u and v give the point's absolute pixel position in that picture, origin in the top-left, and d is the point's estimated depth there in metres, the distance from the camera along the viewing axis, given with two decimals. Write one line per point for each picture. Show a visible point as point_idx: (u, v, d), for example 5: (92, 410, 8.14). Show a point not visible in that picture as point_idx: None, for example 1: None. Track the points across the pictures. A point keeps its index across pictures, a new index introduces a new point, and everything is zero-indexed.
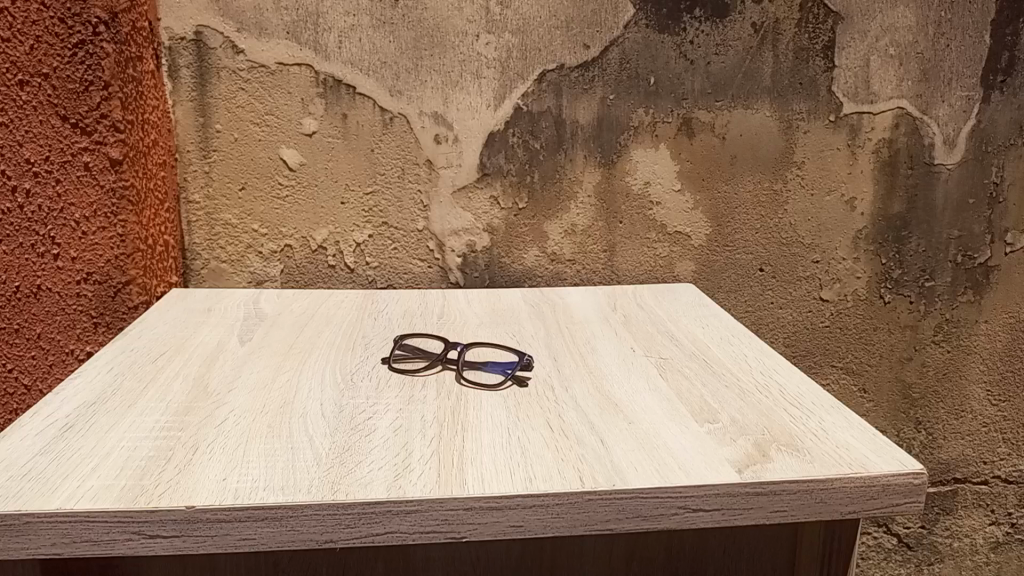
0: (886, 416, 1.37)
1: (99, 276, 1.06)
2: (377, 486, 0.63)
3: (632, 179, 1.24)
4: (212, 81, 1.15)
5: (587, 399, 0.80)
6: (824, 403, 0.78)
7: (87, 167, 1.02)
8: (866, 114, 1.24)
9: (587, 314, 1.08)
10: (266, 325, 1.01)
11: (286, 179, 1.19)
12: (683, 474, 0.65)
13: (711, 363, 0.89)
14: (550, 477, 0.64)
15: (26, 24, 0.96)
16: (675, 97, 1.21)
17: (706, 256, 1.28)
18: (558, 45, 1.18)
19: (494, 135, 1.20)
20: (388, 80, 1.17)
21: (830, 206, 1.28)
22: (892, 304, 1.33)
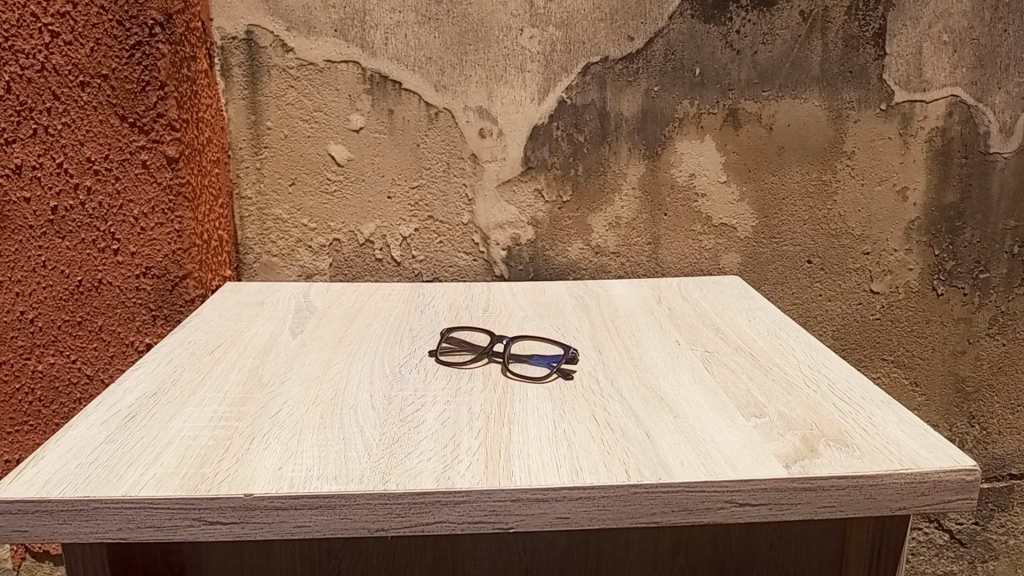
0: (939, 410, 1.34)
1: (157, 270, 1.09)
2: (426, 477, 0.64)
3: (677, 171, 1.23)
4: (263, 79, 1.18)
5: (632, 392, 0.80)
6: (874, 398, 0.77)
7: (144, 165, 1.05)
8: (918, 102, 1.22)
9: (632, 307, 1.08)
10: (315, 318, 1.04)
11: (334, 175, 1.22)
12: (730, 468, 0.65)
13: (758, 357, 0.89)
14: (596, 470, 0.65)
15: (87, 28, 1.00)
16: (721, 87, 1.20)
17: (752, 248, 1.27)
18: (602, 38, 1.18)
19: (539, 128, 1.21)
20: (433, 75, 1.18)
21: (880, 196, 1.25)
22: (946, 296, 1.30)
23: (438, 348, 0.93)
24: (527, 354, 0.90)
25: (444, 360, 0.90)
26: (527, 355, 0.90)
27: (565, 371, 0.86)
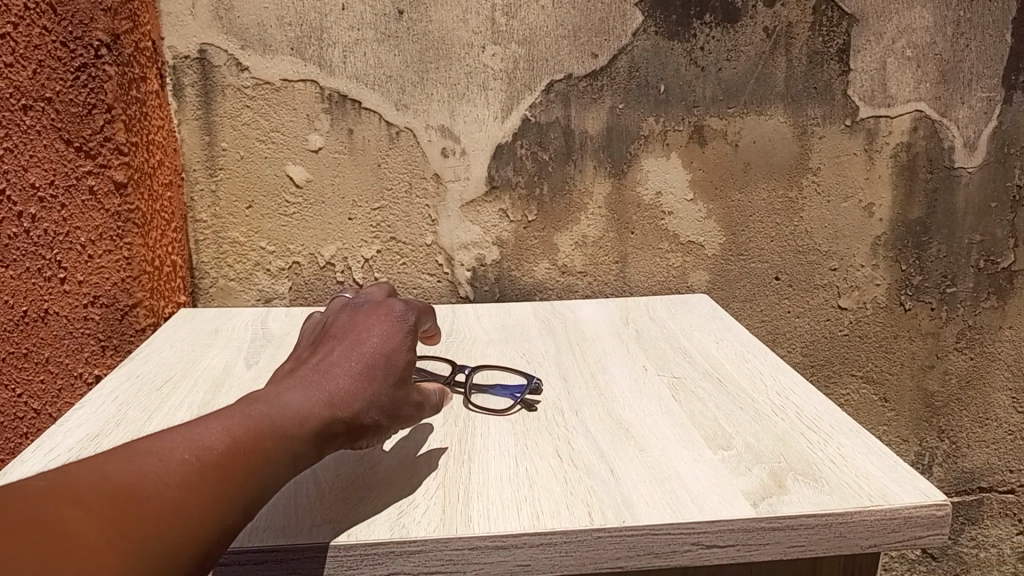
0: (908, 425, 1.34)
1: (106, 299, 1.05)
2: (379, 526, 0.62)
3: (644, 189, 1.22)
4: (217, 99, 1.14)
5: (597, 424, 0.78)
6: (843, 427, 0.76)
7: (91, 191, 1.01)
8: (883, 117, 1.21)
9: (598, 329, 1.06)
10: (272, 347, 1.01)
11: (293, 196, 1.18)
12: (697, 508, 0.63)
13: (726, 382, 0.87)
14: (558, 513, 0.62)
15: (29, 49, 0.95)
16: (686, 104, 1.19)
17: (720, 266, 1.26)
18: (565, 55, 1.16)
19: (502, 147, 1.18)
20: (393, 94, 1.15)
21: (847, 212, 1.24)
22: (913, 311, 1.29)
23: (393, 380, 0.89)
24: (490, 386, 0.87)
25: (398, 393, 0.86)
26: (490, 388, 0.87)
27: (529, 406, 0.82)
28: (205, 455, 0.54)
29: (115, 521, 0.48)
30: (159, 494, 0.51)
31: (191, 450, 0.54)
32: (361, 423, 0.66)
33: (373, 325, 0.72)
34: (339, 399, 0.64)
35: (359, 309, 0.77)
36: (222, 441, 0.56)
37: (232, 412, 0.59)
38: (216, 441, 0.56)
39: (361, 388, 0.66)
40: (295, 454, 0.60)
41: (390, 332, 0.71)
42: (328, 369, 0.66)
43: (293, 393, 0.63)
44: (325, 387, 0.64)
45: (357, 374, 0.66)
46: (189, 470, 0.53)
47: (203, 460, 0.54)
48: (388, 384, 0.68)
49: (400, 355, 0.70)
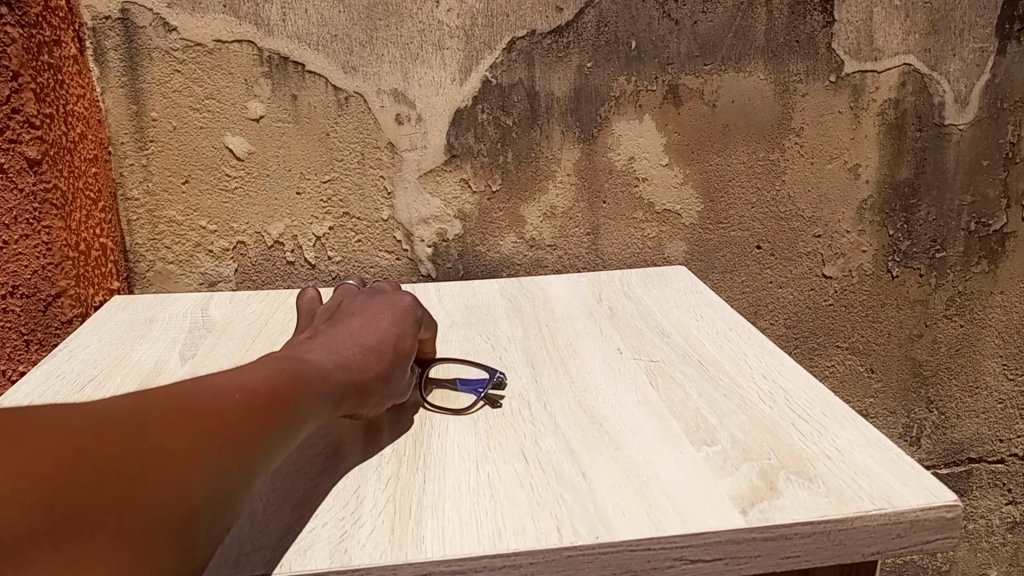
0: (896, 397, 1.28)
1: (26, 289, 0.94)
2: (318, 552, 0.54)
3: (616, 154, 1.13)
4: (144, 63, 1.03)
5: (567, 419, 0.70)
6: (837, 415, 0.69)
7: (2, 169, 0.90)
8: (870, 72, 1.13)
9: (569, 307, 0.97)
10: (213, 337, 0.91)
11: (234, 170, 1.08)
12: (679, 518, 0.55)
13: (707, 365, 0.80)
14: (523, 529, 0.55)
15: None
16: (659, 61, 1.10)
17: (698, 235, 1.18)
18: (527, 9, 1.06)
19: (461, 111, 1.09)
20: (340, 55, 1.05)
21: (831, 174, 1.17)
22: (901, 278, 1.23)
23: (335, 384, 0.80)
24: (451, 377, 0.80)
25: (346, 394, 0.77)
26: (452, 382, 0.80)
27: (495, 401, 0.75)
28: (258, 392, 0.56)
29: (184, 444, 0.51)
30: (220, 424, 0.53)
31: (242, 390, 0.55)
32: (369, 390, 0.67)
33: (385, 311, 0.75)
34: (362, 364, 0.67)
35: (368, 296, 0.79)
36: (276, 384, 0.58)
37: (271, 363, 0.61)
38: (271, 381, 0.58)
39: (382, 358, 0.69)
40: (328, 407, 0.62)
41: (399, 318, 0.75)
42: (351, 339, 0.69)
43: (319, 353, 0.65)
44: (344, 353, 0.67)
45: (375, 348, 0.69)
46: (246, 405, 0.55)
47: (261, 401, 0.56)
48: (397, 362, 0.71)
49: (407, 342, 0.73)
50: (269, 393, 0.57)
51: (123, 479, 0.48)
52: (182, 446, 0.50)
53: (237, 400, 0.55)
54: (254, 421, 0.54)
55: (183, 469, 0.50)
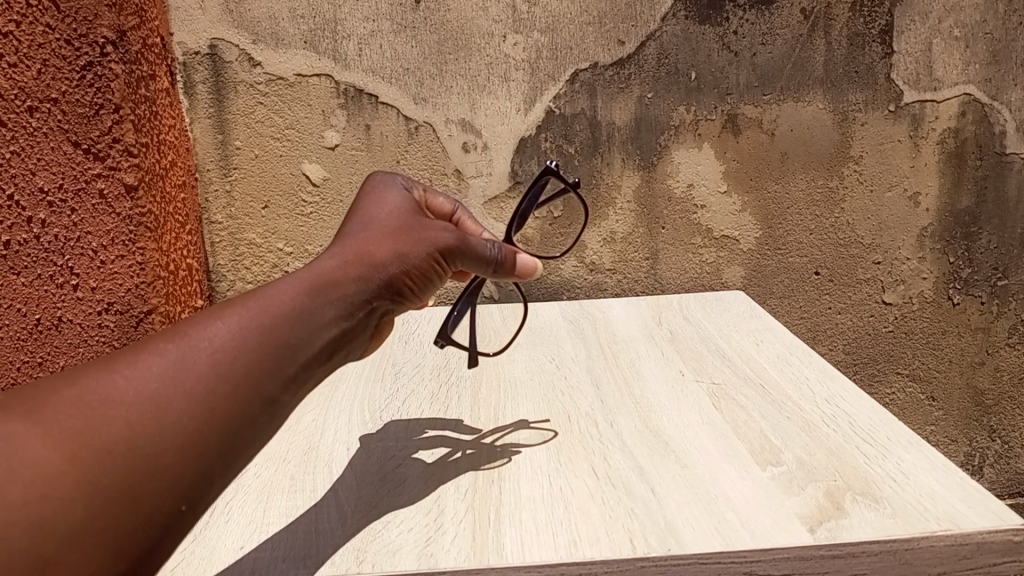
0: (957, 425, 1.28)
1: (120, 305, 1.00)
2: (405, 555, 0.58)
3: (675, 182, 1.16)
4: (230, 96, 1.10)
5: (634, 437, 0.73)
6: (903, 439, 0.70)
7: (102, 195, 0.95)
8: (929, 102, 1.14)
9: (631, 330, 1.00)
10: None
11: (310, 196, 1.14)
12: (749, 534, 0.57)
13: (769, 388, 0.82)
14: (598, 540, 0.58)
15: (32, 48, 0.85)
16: (719, 92, 1.13)
17: (756, 261, 1.20)
18: (590, 43, 1.10)
19: (526, 140, 1.13)
20: (412, 87, 1.10)
21: (891, 202, 1.18)
22: (962, 305, 1.23)
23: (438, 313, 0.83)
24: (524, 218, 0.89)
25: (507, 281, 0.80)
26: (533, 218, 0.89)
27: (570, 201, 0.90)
28: (198, 344, 0.53)
29: (109, 428, 0.48)
30: (154, 388, 0.50)
31: (174, 344, 0.53)
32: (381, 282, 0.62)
33: (382, 206, 0.70)
34: (361, 265, 0.62)
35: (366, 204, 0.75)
36: (230, 327, 0.54)
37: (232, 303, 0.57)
38: (224, 328, 0.54)
39: (382, 248, 0.64)
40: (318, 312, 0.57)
41: (393, 212, 0.70)
42: (342, 245, 0.64)
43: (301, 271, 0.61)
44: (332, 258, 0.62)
45: (370, 244, 0.64)
46: (196, 359, 0.52)
47: (210, 352, 0.52)
48: (401, 243, 0.65)
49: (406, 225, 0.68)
50: (226, 339, 0.53)
51: (46, 488, 0.46)
52: (112, 432, 0.48)
53: (178, 355, 0.52)
54: (205, 373, 0.51)
55: (115, 453, 0.47)
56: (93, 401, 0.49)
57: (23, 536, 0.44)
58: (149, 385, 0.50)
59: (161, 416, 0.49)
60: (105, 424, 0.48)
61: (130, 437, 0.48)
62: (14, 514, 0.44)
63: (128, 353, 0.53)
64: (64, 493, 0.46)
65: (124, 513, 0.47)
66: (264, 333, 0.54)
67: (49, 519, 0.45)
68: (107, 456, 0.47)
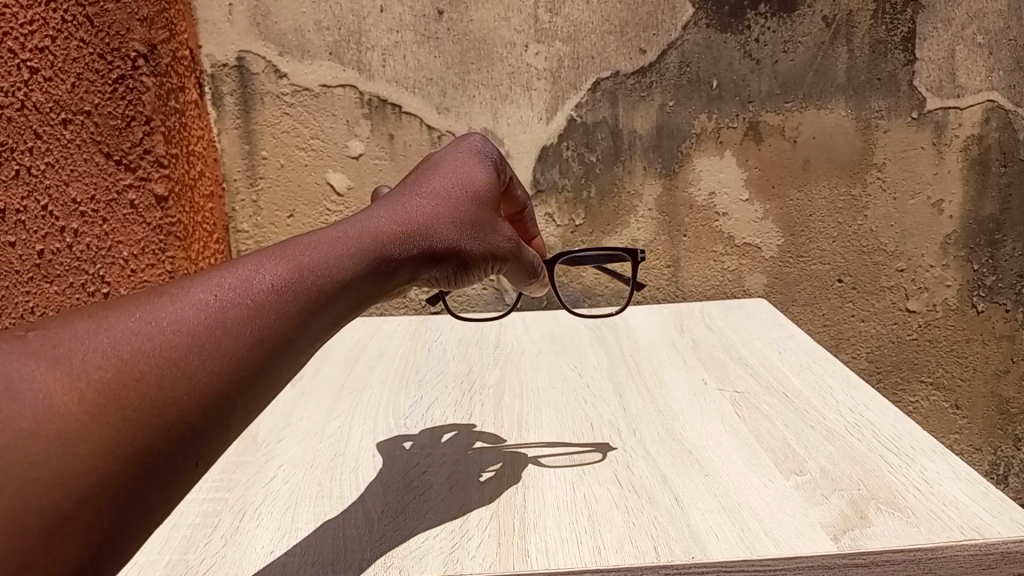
0: (982, 434, 1.27)
1: None
2: (432, 561, 0.58)
3: (696, 189, 1.16)
4: (256, 107, 1.12)
5: (657, 445, 0.74)
6: (926, 448, 0.70)
7: (132, 205, 0.98)
8: (952, 109, 1.14)
9: (653, 338, 1.01)
10: (317, 361, 0.97)
11: (334, 205, 1.16)
12: (772, 542, 0.58)
13: (792, 397, 0.82)
14: (621, 547, 0.58)
15: (66, 63, 0.92)
16: (740, 100, 1.13)
17: (778, 269, 1.20)
18: (612, 52, 1.11)
19: (547, 149, 1.14)
20: (435, 97, 1.12)
21: (914, 209, 1.17)
22: (986, 313, 1.22)
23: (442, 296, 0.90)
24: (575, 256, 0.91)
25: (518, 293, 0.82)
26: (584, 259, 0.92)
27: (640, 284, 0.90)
28: (243, 300, 0.50)
29: (150, 378, 0.44)
30: (195, 341, 0.47)
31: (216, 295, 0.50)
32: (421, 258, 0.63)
33: (437, 177, 0.69)
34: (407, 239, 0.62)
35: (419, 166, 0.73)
36: (275, 284, 0.52)
37: (271, 257, 0.54)
38: (260, 288, 0.52)
39: (419, 226, 0.63)
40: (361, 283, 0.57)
41: (451, 185, 0.69)
42: (390, 213, 0.63)
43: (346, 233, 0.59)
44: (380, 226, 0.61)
45: (409, 219, 0.63)
46: (233, 318, 0.49)
47: (249, 314, 0.50)
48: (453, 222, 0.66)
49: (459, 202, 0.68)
50: (272, 298, 0.52)
51: (73, 446, 0.40)
52: (147, 387, 0.44)
53: (214, 312, 0.49)
54: (241, 335, 0.49)
55: (157, 410, 0.43)
56: (123, 350, 0.44)
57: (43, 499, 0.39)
58: (184, 339, 0.47)
59: (199, 376, 0.46)
60: (138, 378, 0.44)
61: (165, 396, 0.44)
62: (31, 472, 0.39)
63: (162, 297, 0.48)
64: (90, 454, 0.40)
65: (147, 481, 0.43)
66: (299, 301, 0.53)
67: (72, 482, 0.40)
68: (141, 417, 0.43)
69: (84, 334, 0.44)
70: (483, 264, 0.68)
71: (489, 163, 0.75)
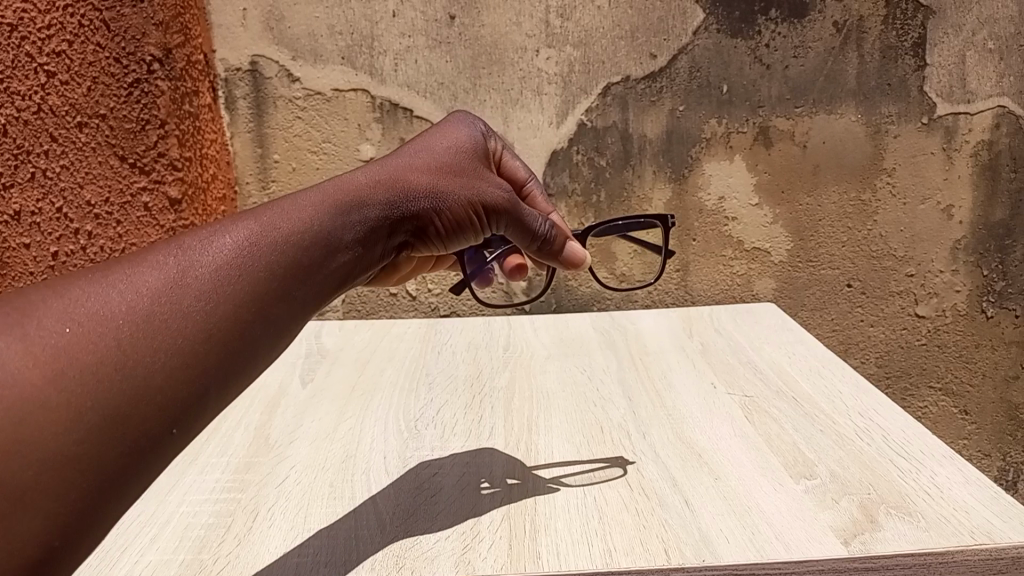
0: (991, 440, 1.27)
1: None
2: (444, 562, 0.59)
3: (706, 194, 1.17)
4: (269, 111, 1.13)
5: (667, 448, 0.74)
6: (937, 452, 0.70)
7: (146, 207, 0.99)
8: (962, 114, 1.14)
9: (662, 342, 1.01)
10: (327, 364, 0.98)
11: None
12: (782, 546, 0.58)
13: (801, 401, 0.82)
14: (631, 550, 0.58)
15: (82, 66, 0.92)
16: (750, 105, 1.14)
17: (787, 273, 1.20)
18: (622, 57, 1.12)
19: (557, 153, 1.14)
20: (446, 101, 1.12)
21: (924, 214, 1.18)
22: (996, 319, 1.22)
23: (451, 268, 0.92)
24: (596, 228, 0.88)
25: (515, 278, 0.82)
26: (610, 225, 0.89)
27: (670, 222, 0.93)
28: (207, 261, 0.52)
29: (114, 341, 0.46)
30: (156, 302, 0.49)
31: (181, 259, 0.52)
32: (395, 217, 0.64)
33: (413, 147, 0.71)
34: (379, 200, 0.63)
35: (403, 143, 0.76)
36: (237, 246, 0.54)
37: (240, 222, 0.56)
38: (222, 252, 0.53)
39: (388, 187, 0.64)
40: (330, 242, 0.58)
41: (427, 151, 0.71)
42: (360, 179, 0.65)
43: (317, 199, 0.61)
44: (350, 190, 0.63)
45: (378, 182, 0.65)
46: (196, 281, 0.51)
47: (212, 276, 0.51)
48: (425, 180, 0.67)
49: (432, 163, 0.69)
50: (236, 260, 0.53)
51: (33, 412, 0.42)
52: (107, 351, 0.45)
53: (174, 272, 0.51)
54: (205, 297, 0.50)
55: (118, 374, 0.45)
56: (79, 316, 0.46)
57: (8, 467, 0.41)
58: (145, 304, 0.48)
59: (161, 336, 0.47)
60: (98, 342, 0.46)
61: (127, 358, 0.46)
62: None
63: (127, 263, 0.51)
64: (45, 420, 0.42)
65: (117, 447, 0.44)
66: (263, 263, 0.54)
67: (34, 445, 0.42)
68: (101, 380, 0.45)
69: (49, 306, 0.47)
70: (467, 222, 0.68)
71: (472, 130, 0.77)
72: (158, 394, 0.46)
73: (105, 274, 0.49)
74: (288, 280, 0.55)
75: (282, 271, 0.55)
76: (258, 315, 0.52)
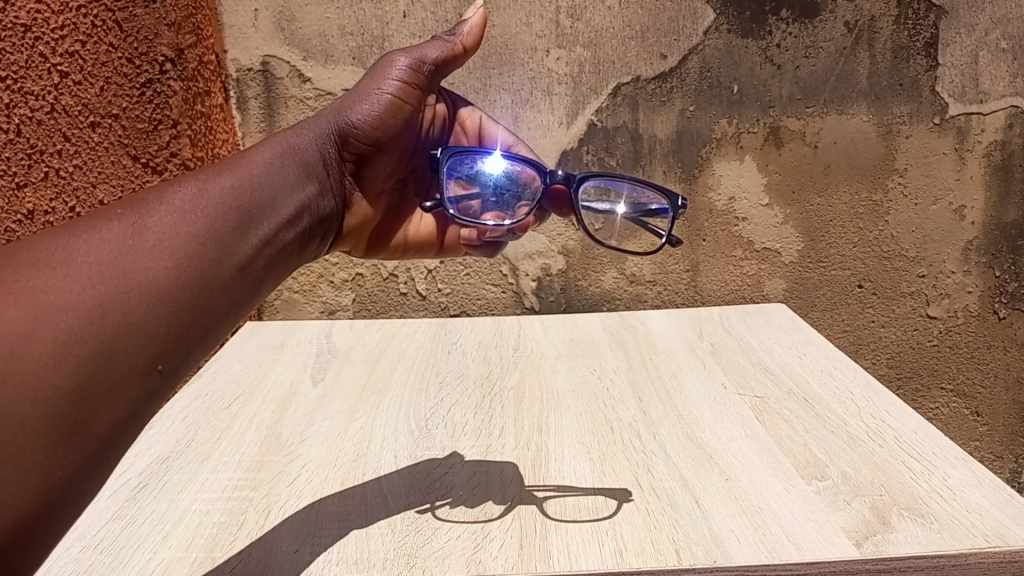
0: (1003, 442, 1.26)
1: None
2: (455, 561, 0.59)
3: (716, 194, 1.16)
4: (280, 111, 1.13)
5: (677, 449, 0.74)
6: (948, 454, 0.70)
7: None
8: (975, 114, 1.14)
9: (671, 343, 1.01)
10: (338, 363, 0.98)
11: None
12: (793, 547, 0.58)
13: (813, 403, 0.82)
14: (642, 550, 0.59)
15: (95, 67, 0.93)
16: (761, 105, 1.14)
17: (798, 273, 1.20)
18: (633, 57, 1.12)
19: (568, 153, 1.14)
20: None
21: (936, 215, 1.17)
22: (1008, 320, 1.22)
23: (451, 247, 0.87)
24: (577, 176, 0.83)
25: (462, 220, 0.80)
26: (608, 184, 0.85)
27: (676, 241, 0.83)
28: (160, 213, 0.58)
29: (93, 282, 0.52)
30: (122, 246, 0.55)
31: (133, 214, 0.58)
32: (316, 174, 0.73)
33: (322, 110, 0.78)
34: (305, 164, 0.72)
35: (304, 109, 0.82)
36: (187, 198, 0.61)
37: (182, 182, 0.62)
38: (174, 202, 0.60)
39: (304, 152, 0.73)
40: (269, 195, 0.67)
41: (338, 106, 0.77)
42: (285, 143, 0.72)
43: (251, 164, 0.68)
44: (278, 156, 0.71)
45: (298, 148, 0.73)
46: (155, 227, 0.57)
47: (171, 222, 0.58)
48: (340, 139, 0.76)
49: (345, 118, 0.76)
50: (190, 208, 0.60)
51: (30, 347, 0.47)
52: (85, 291, 0.51)
53: (130, 224, 0.57)
54: (166, 240, 0.57)
55: (109, 307, 0.51)
56: (51, 265, 0.51)
57: (35, 404, 0.46)
58: (112, 250, 0.54)
59: (133, 275, 0.53)
60: (75, 285, 0.51)
61: (104, 297, 0.51)
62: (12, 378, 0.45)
63: (83, 220, 0.56)
64: (43, 358, 0.47)
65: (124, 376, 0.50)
66: (213, 209, 0.61)
67: (50, 380, 0.47)
68: (92, 315, 0.50)
69: (21, 258, 0.51)
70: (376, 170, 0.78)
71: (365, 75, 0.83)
72: (141, 327, 0.52)
73: (66, 230, 0.55)
74: (240, 224, 0.62)
75: (233, 217, 0.62)
76: (221, 253, 0.59)
